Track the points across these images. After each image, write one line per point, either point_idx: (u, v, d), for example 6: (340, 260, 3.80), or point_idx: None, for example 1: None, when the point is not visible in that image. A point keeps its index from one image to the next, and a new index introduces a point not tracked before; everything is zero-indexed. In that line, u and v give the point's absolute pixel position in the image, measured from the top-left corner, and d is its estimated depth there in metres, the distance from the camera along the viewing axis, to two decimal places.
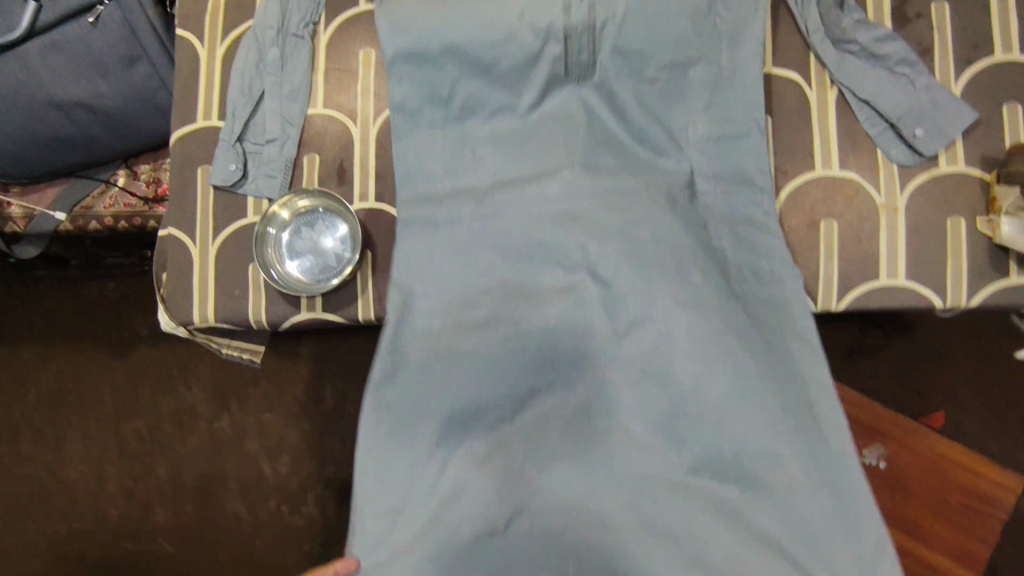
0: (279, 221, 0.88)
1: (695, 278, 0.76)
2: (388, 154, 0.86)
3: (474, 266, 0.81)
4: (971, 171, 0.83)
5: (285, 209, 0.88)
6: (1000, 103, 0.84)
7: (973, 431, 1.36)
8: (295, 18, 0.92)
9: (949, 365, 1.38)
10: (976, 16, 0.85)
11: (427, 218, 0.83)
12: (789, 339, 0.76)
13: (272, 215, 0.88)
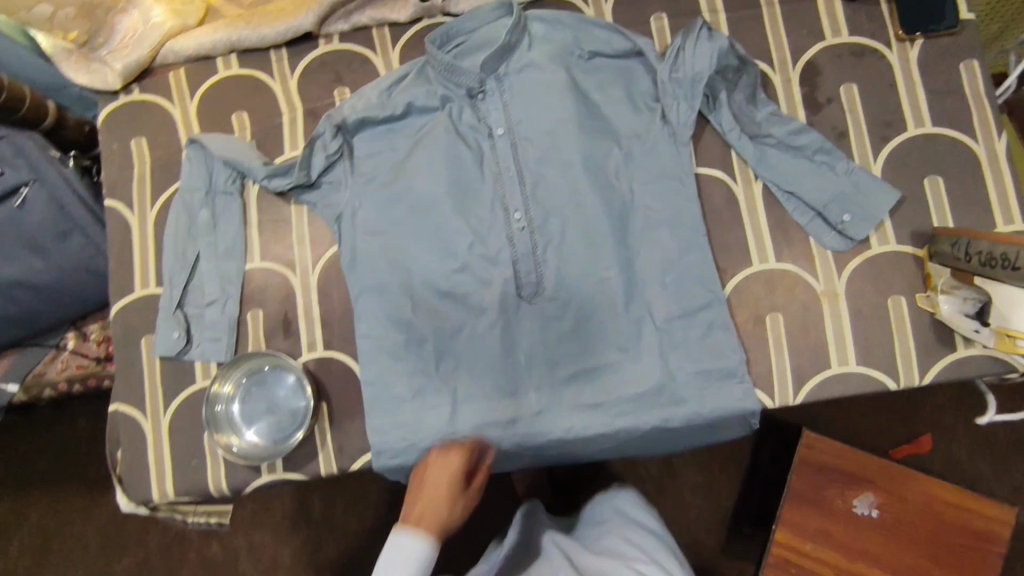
0: (224, 396, 0.86)
1: (642, 381, 0.85)
2: (338, 311, 0.91)
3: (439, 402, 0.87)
4: (903, 249, 0.84)
5: (226, 382, 0.86)
6: (921, 178, 0.85)
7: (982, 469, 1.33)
8: (221, 175, 0.91)
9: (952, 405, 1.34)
10: (885, 94, 0.87)
11: (387, 359, 0.88)
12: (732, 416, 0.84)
13: (216, 392, 0.85)
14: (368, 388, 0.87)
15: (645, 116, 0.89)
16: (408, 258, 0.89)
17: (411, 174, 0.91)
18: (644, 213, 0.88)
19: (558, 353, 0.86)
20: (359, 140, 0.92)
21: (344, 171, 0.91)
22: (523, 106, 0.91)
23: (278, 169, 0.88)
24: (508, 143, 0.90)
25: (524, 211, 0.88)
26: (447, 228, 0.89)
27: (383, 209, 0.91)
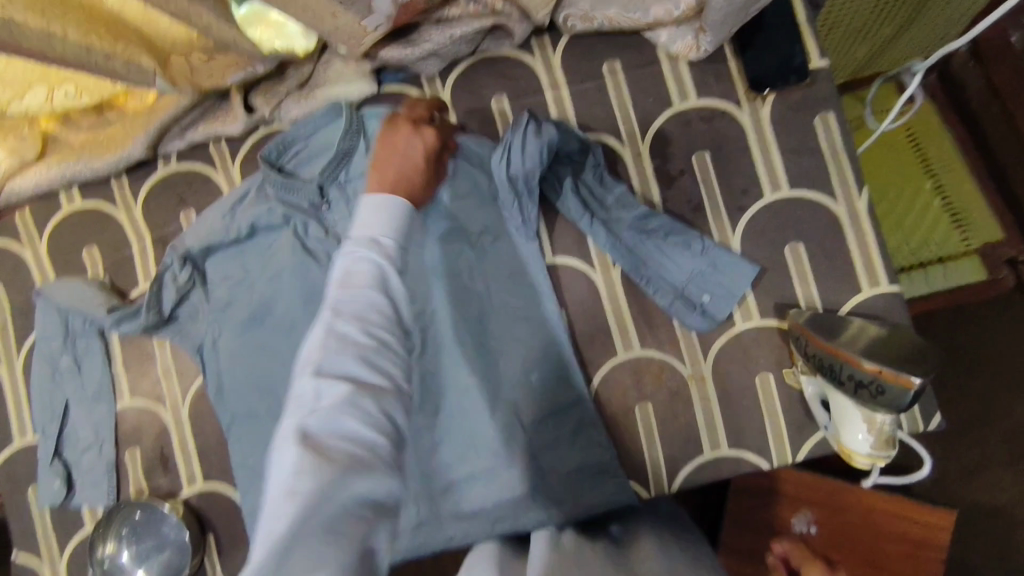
0: (108, 555, 0.86)
1: (517, 482, 0.82)
2: (214, 439, 0.90)
3: None
4: (767, 324, 0.81)
5: (106, 541, 0.87)
6: (782, 246, 0.81)
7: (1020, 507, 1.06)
8: (77, 320, 0.90)
9: (979, 436, 1.08)
10: (738, 159, 0.82)
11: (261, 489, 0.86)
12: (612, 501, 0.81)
13: (98, 555, 0.86)
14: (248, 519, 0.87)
15: (495, 205, 0.85)
16: (273, 381, 0.86)
17: (263, 297, 0.88)
18: (501, 316, 0.84)
19: (431, 465, 0.84)
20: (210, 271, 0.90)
21: (200, 300, 0.90)
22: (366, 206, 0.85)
23: (123, 314, 0.86)
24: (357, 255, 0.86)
25: None
26: (305, 347, 0.86)
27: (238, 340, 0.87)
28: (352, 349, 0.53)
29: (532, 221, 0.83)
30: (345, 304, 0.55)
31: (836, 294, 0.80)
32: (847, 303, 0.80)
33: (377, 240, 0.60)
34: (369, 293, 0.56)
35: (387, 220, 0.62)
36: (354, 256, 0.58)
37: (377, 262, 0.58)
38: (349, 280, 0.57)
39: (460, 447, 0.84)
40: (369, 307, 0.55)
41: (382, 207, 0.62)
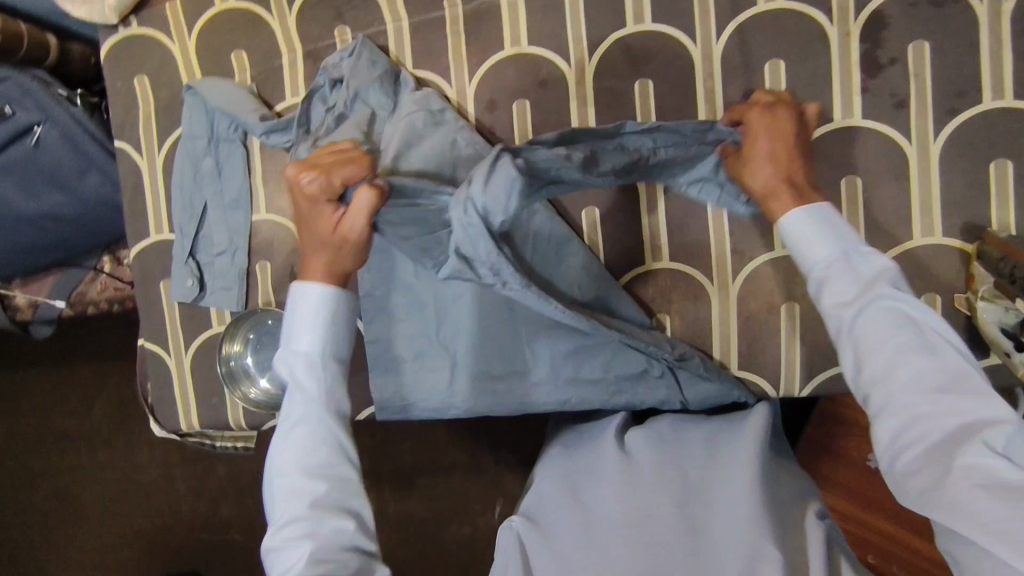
0: (236, 355, 0.90)
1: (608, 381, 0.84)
2: None
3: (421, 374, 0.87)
4: (949, 242, 0.75)
5: (235, 342, 0.90)
6: (987, 161, 0.74)
7: None
8: (222, 123, 0.89)
9: None
10: (961, 56, 0.74)
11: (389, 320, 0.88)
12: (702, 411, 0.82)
13: (227, 353, 0.89)
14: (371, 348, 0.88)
15: (677, 67, 0.80)
16: None
17: None
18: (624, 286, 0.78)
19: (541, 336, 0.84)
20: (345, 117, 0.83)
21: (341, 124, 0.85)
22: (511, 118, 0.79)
23: (276, 125, 0.84)
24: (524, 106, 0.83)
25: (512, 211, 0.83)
26: None
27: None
28: (327, 439, 0.66)
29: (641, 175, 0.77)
30: (293, 400, 0.68)
31: None
32: None
33: (301, 352, 0.69)
34: (312, 376, 0.68)
35: (313, 327, 0.70)
36: (293, 359, 0.69)
37: (334, 360, 0.70)
38: (299, 375, 0.68)
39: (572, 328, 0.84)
40: (323, 420, 0.66)
41: (313, 310, 0.70)
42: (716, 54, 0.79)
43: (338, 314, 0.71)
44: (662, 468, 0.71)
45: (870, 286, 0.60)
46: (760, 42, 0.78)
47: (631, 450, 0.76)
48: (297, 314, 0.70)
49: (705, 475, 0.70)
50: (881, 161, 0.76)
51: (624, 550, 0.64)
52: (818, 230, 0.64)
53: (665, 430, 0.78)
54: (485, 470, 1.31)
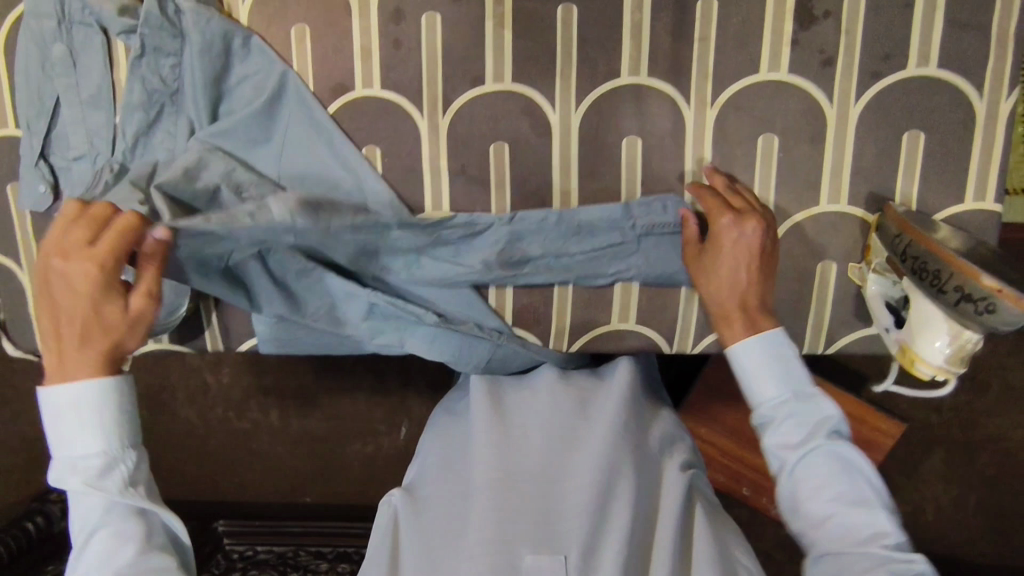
0: None
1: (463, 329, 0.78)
2: None
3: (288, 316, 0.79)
4: (852, 211, 0.75)
5: None
6: (901, 130, 0.72)
7: (991, 440, 1.09)
8: (76, 4, 0.75)
9: (985, 376, 1.08)
10: (895, 15, 0.70)
11: None
12: (587, 375, 0.79)
13: None
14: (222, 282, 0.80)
15: None
16: (301, 138, 0.77)
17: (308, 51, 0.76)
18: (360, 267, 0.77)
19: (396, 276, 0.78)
20: (185, 28, 0.73)
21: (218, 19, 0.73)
22: (304, 89, 0.76)
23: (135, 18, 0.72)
24: (437, 24, 0.74)
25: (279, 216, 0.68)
26: (325, 116, 0.76)
27: (236, 123, 0.75)
28: (140, 543, 0.61)
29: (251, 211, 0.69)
30: (91, 502, 0.61)
31: (936, 197, 0.73)
32: (945, 209, 0.73)
33: (90, 458, 0.61)
34: (108, 481, 0.61)
35: (91, 428, 0.61)
36: (75, 464, 0.61)
37: (134, 460, 0.63)
38: (83, 477, 0.61)
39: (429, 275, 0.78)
40: (129, 524, 0.61)
41: (85, 420, 0.61)
42: None
43: (122, 405, 0.63)
44: (525, 434, 0.71)
45: (767, 440, 0.67)
46: None
47: (498, 405, 0.75)
48: (64, 424, 0.61)
49: (565, 439, 0.71)
50: (799, 121, 0.73)
51: (480, 518, 0.65)
52: (765, 363, 0.68)
53: (538, 381, 0.78)
54: (392, 395, 1.21)
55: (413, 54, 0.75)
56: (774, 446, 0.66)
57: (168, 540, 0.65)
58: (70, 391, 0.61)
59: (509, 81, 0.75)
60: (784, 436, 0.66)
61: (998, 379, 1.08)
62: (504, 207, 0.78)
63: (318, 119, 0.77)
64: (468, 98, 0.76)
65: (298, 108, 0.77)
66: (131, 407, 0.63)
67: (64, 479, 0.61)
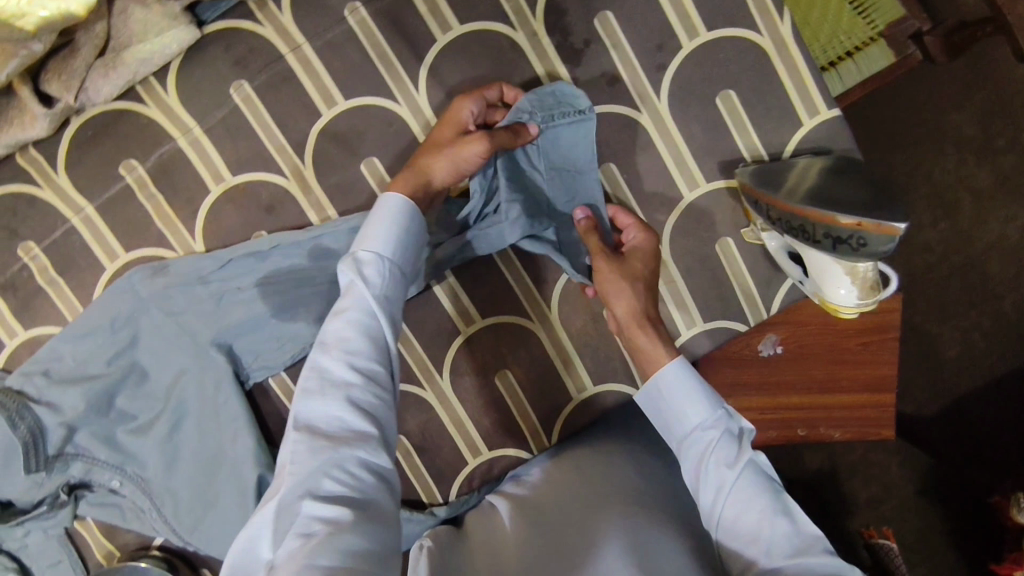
0: None
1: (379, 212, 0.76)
2: (150, 473, 0.78)
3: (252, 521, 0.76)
4: (714, 187, 0.75)
5: None
6: (712, 98, 0.73)
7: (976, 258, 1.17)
8: None
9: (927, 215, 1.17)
10: (645, 10, 0.72)
11: (261, 348, 0.77)
12: (625, 455, 0.76)
13: None
14: (248, 360, 0.78)
15: (393, 134, 0.74)
16: (208, 398, 0.76)
17: (175, 330, 0.75)
18: (242, 267, 0.75)
19: (341, 276, 0.76)
20: (67, 360, 0.75)
21: (87, 320, 0.74)
22: (190, 364, 0.76)
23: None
24: (279, 249, 0.74)
25: (206, 275, 0.74)
26: (218, 369, 0.76)
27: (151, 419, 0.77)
28: (318, 555, 0.45)
29: (202, 305, 0.75)
30: (361, 557, 0.46)
31: (778, 135, 0.74)
32: (791, 142, 0.74)
33: (372, 249, 0.60)
34: (337, 484, 0.50)
35: (382, 229, 0.60)
36: (363, 292, 0.57)
37: (395, 269, 0.60)
38: (375, 511, 0.50)
39: None
40: (361, 345, 0.56)
41: (380, 216, 0.61)
42: (423, 105, 0.74)
43: (412, 222, 0.62)
44: (556, 511, 0.68)
45: (757, 533, 0.59)
46: (457, 77, 0.74)
47: (523, 503, 0.72)
48: (368, 222, 0.62)
49: (596, 505, 0.67)
50: (622, 141, 0.75)
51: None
52: None
53: (589, 460, 0.75)
54: None
55: (266, 262, 0.75)
56: (767, 536, 0.58)
57: (370, 471, 0.52)
58: (387, 206, 0.62)
59: None
60: (783, 535, 0.58)
61: (947, 208, 1.17)
62: (418, 354, 0.79)
63: (221, 371, 0.75)
64: (338, 292, 0.77)
65: (200, 384, 0.76)
66: (374, 286, 0.58)
67: (387, 398, 0.56)
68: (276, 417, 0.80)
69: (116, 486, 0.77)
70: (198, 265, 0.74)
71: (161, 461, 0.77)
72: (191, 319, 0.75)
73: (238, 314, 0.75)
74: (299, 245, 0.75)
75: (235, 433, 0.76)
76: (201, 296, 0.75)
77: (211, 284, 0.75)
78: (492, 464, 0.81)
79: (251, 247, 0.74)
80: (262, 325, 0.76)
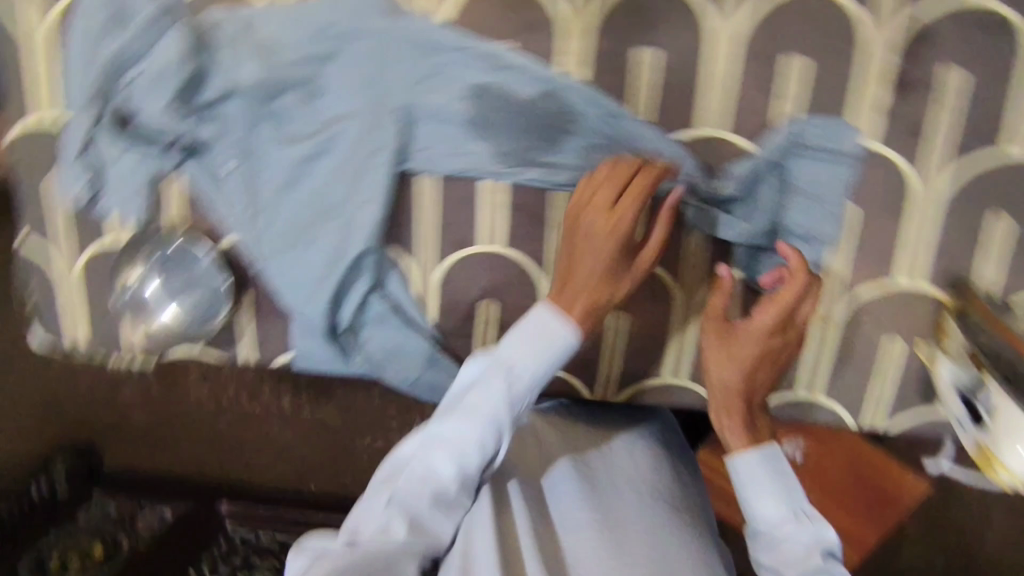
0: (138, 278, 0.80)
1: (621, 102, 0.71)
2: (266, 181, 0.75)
3: (328, 283, 0.75)
4: (925, 289, 0.72)
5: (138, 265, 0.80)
6: (985, 211, 0.70)
7: None
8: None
9: None
10: (996, 92, 0.67)
11: (433, 143, 0.74)
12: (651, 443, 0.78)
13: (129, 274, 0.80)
14: (413, 146, 0.75)
15: (689, 40, 0.69)
16: (361, 153, 0.74)
17: (377, 75, 0.73)
18: (471, 63, 0.72)
19: (549, 132, 0.73)
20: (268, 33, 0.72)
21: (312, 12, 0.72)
22: (368, 113, 0.73)
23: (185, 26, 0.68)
24: (513, 70, 0.71)
25: (438, 47, 0.72)
26: (390, 135, 0.73)
27: (299, 135, 0.74)
28: None
29: (416, 69, 0.73)
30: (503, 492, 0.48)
31: (1012, 284, 0.71)
32: (1018, 297, 0.71)
33: None
34: None
35: None
36: None
37: None
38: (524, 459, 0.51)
39: (581, 130, 0.72)
40: None
41: None
42: (736, 33, 0.69)
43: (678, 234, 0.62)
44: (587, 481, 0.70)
45: None
46: (785, 31, 0.68)
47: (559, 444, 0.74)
48: None
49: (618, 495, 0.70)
50: (880, 192, 0.70)
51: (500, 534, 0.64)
52: None
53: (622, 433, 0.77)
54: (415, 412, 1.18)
55: (495, 74, 0.72)
56: None
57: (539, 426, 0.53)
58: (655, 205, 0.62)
59: (580, 128, 0.72)
60: None
61: None
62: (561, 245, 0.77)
63: (391, 137, 0.73)
64: (534, 146, 0.73)
65: (364, 135, 0.73)
66: None
67: None
68: (397, 213, 0.77)
69: (228, 171, 0.76)
70: (438, 33, 0.71)
71: (282, 177, 0.75)
72: (397, 74, 0.73)
73: (439, 100, 0.73)
74: (533, 79, 0.71)
75: (365, 199, 0.74)
76: (420, 61, 0.72)
77: (437, 57, 0.72)
78: (552, 380, 0.81)
79: (491, 50, 0.71)
80: (451, 124, 0.74)
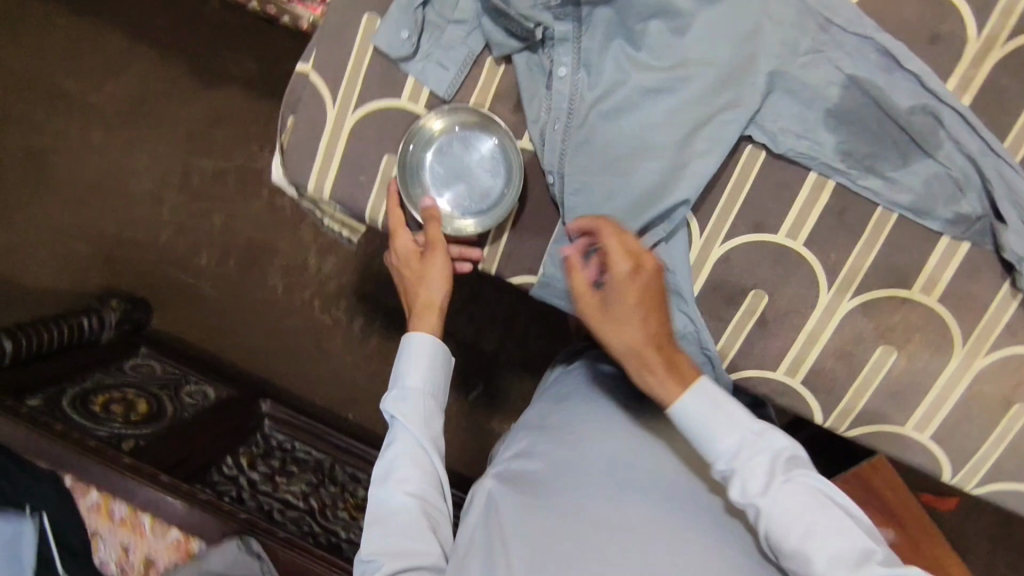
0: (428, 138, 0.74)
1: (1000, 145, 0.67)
2: (598, 98, 0.71)
3: (626, 221, 0.71)
4: None
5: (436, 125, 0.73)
6: None
7: None
8: None
9: None
10: None
11: (783, 119, 0.70)
12: None
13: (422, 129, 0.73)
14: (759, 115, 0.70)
15: None
16: (710, 104, 0.69)
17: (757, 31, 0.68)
18: (859, 53, 0.68)
19: (907, 149, 0.69)
20: None
21: None
22: (733, 66, 0.69)
23: None
24: (901, 75, 0.67)
25: (832, 24, 0.67)
26: (747, 95, 0.69)
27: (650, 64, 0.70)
28: None
29: (800, 38, 0.68)
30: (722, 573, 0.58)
31: None
32: None
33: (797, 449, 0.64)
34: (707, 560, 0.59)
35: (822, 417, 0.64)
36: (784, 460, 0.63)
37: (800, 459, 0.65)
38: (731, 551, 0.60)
39: (943, 158, 0.68)
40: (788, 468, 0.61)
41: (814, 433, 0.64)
42: None
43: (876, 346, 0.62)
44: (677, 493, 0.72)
45: None
46: None
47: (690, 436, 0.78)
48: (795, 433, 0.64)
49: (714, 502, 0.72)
50: None
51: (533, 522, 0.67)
52: None
53: None
54: None
55: (879, 71, 0.68)
56: None
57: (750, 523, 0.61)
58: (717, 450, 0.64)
59: (942, 156, 0.68)
60: None
61: None
62: (864, 264, 0.73)
63: (748, 98, 0.69)
64: (884, 156, 0.69)
65: (720, 87, 0.69)
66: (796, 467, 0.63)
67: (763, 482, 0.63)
68: (714, 177, 0.73)
69: (561, 74, 0.71)
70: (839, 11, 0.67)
71: (616, 100, 0.70)
72: (778, 37, 0.68)
73: (811, 77, 0.68)
74: (918, 91, 0.67)
75: (697, 151, 0.70)
76: (807, 33, 0.68)
77: (826, 34, 0.68)
78: (787, 393, 0.78)
79: (888, 48, 0.67)
80: (810, 106, 0.69)
